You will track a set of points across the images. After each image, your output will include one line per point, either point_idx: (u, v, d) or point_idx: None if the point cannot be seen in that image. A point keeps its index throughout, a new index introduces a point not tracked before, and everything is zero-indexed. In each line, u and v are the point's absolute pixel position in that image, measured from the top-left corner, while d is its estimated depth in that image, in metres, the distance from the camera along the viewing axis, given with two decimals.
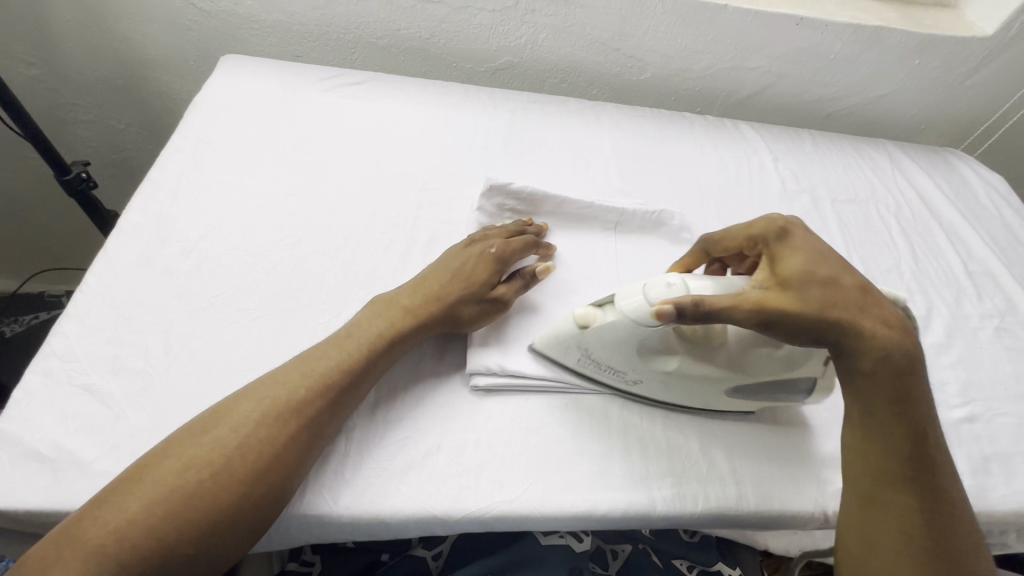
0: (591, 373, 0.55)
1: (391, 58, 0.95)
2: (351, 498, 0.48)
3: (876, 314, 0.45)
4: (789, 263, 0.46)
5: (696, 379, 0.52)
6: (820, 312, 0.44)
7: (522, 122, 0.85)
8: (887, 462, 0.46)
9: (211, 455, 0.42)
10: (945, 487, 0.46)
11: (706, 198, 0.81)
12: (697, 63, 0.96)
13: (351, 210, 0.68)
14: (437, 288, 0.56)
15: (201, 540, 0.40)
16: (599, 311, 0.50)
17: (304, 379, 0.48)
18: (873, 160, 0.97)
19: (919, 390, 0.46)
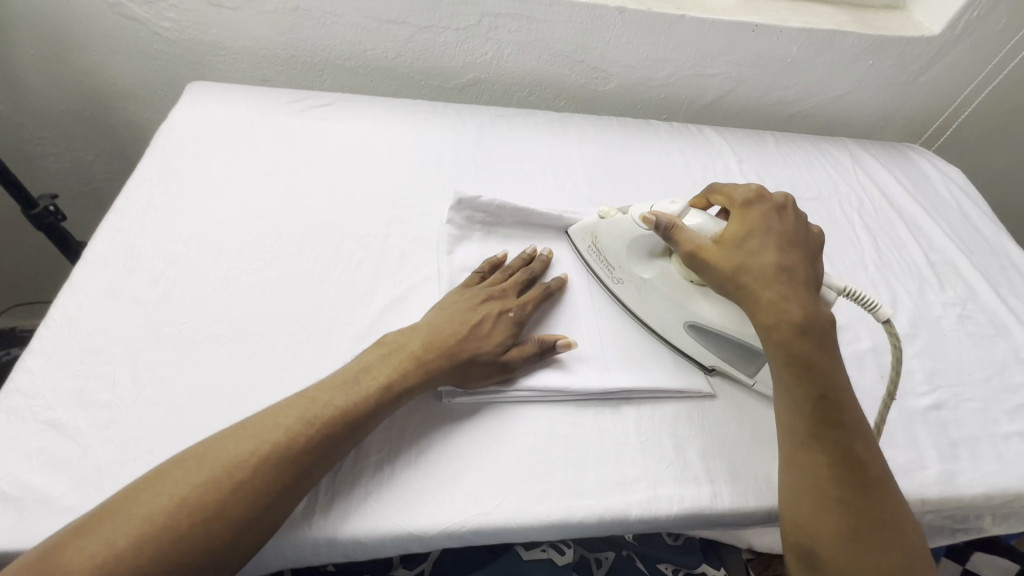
0: (597, 259, 0.66)
1: (359, 79, 0.96)
2: (329, 521, 0.48)
3: (785, 288, 0.50)
4: (738, 225, 0.54)
5: (663, 289, 0.60)
6: (734, 270, 0.51)
7: (491, 137, 0.87)
8: (797, 421, 0.49)
9: (202, 488, 0.41)
10: (857, 440, 0.49)
11: (673, 202, 0.83)
12: (659, 72, 0.99)
13: (321, 231, 0.68)
14: (453, 339, 0.55)
15: (190, 556, 0.39)
16: (619, 212, 0.63)
17: (304, 419, 0.47)
18: (834, 158, 0.99)
19: (823, 349, 0.49)
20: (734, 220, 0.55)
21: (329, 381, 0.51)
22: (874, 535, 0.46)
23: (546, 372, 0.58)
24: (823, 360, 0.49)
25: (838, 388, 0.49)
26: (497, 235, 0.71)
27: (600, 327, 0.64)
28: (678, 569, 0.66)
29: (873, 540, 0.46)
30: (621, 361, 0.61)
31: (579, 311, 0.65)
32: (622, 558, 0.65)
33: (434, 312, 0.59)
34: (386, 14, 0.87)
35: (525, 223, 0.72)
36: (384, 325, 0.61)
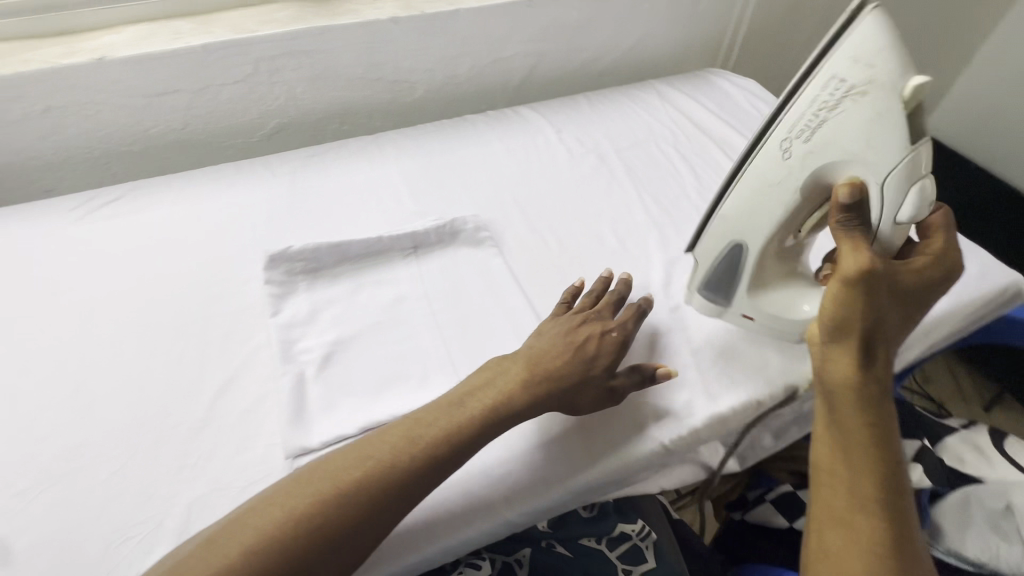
0: (815, 93, 0.52)
1: (155, 159, 0.90)
2: None
3: (888, 350, 0.51)
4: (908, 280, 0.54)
5: (768, 198, 0.57)
6: (874, 307, 0.50)
7: (306, 179, 0.84)
8: (859, 487, 0.47)
9: (293, 522, 0.44)
10: (912, 523, 0.46)
11: (501, 189, 0.84)
12: (459, 68, 1.00)
13: (132, 336, 0.63)
14: (562, 366, 0.56)
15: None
16: (909, 98, 0.49)
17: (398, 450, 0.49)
18: (645, 102, 1.05)
19: (891, 422, 0.49)
20: (909, 274, 0.54)
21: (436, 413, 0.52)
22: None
23: (397, 401, 0.57)
24: (888, 430, 0.49)
25: (900, 465, 0.48)
26: (325, 279, 0.68)
27: (448, 337, 0.64)
28: (600, 538, 0.68)
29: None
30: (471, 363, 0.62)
31: (421, 327, 0.64)
32: (542, 549, 0.66)
33: (565, 330, 0.60)
34: (153, 88, 0.82)
35: (349, 258, 0.70)
36: (216, 413, 0.57)
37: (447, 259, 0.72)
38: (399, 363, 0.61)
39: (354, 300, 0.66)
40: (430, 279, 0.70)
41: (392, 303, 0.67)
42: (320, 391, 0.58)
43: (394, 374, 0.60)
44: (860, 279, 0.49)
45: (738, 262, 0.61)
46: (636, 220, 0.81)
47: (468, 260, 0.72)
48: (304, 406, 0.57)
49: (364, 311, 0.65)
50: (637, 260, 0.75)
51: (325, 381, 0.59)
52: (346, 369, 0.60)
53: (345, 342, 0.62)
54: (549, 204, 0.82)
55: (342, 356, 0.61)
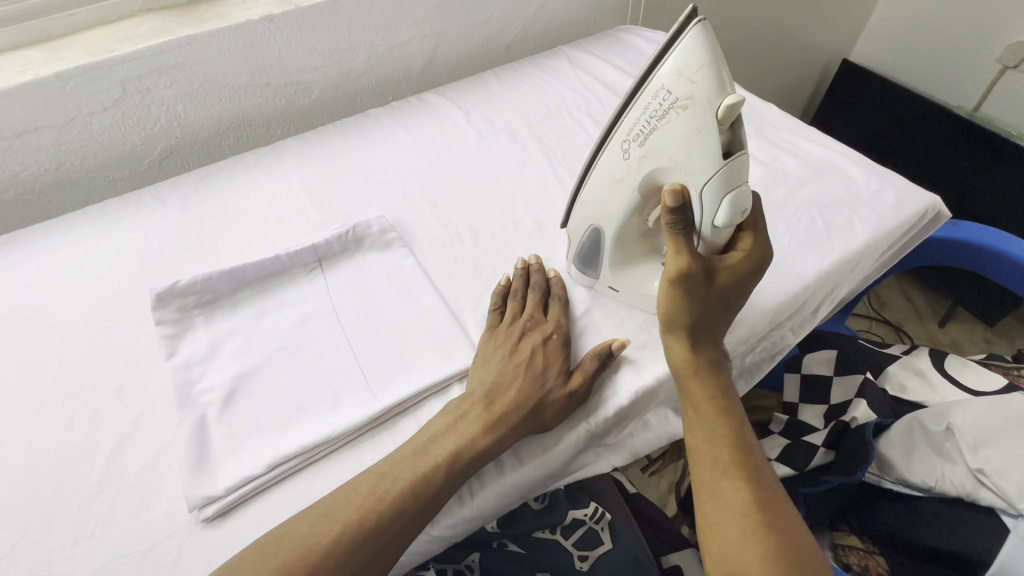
0: (645, 101, 0.45)
1: (34, 204, 0.83)
2: None
3: (717, 341, 0.53)
4: (729, 277, 0.51)
5: (613, 193, 0.52)
6: (696, 309, 0.51)
7: (200, 203, 0.78)
8: (718, 455, 0.49)
9: None
10: (766, 478, 0.48)
11: (410, 184, 0.80)
12: (354, 60, 0.94)
13: (14, 404, 0.58)
14: (508, 397, 0.54)
15: None
16: (722, 116, 0.42)
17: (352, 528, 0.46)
18: (555, 69, 1.01)
19: (732, 392, 0.53)
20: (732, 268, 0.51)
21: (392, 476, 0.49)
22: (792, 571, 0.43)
23: (307, 427, 0.54)
24: (731, 403, 0.52)
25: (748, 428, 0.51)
26: (224, 309, 0.64)
27: (359, 350, 0.60)
28: (553, 528, 0.66)
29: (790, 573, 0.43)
30: (384, 375, 0.58)
31: (330, 346, 0.61)
32: (494, 551, 0.64)
33: (497, 356, 0.57)
34: (10, 128, 0.75)
35: (247, 284, 0.65)
36: (114, 474, 0.53)
37: (354, 267, 0.68)
38: (308, 389, 0.57)
39: (256, 328, 0.62)
40: (338, 292, 0.66)
41: (297, 325, 0.63)
42: (224, 433, 0.54)
43: (303, 401, 0.56)
44: (684, 281, 0.49)
45: (596, 245, 0.58)
46: (552, 196, 0.78)
47: (377, 265, 0.69)
48: (208, 453, 0.53)
49: (267, 338, 0.61)
50: (555, 237, 0.72)
51: (229, 422, 0.55)
52: (252, 404, 0.56)
53: (248, 374, 0.58)
54: (461, 192, 0.79)
55: (247, 389, 0.57)
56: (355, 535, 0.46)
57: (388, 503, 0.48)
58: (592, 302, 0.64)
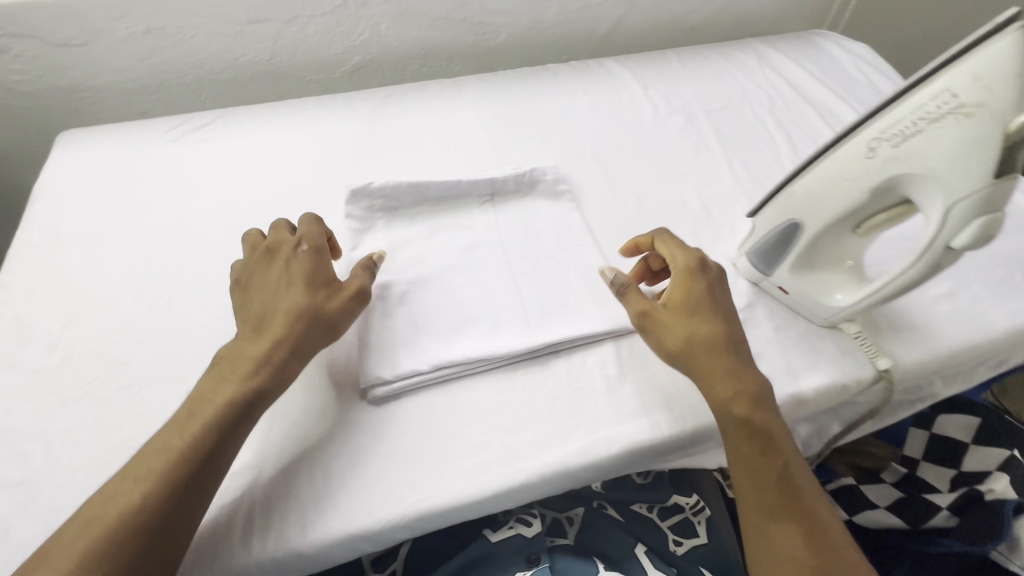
0: (919, 100, 0.44)
1: (240, 88, 0.92)
2: (269, 540, 0.47)
3: (746, 373, 0.52)
4: (684, 299, 0.55)
5: (838, 190, 0.50)
6: (686, 345, 0.53)
7: (385, 117, 0.83)
8: (769, 503, 0.49)
9: (203, 432, 0.46)
10: (818, 509, 0.49)
11: (581, 143, 0.81)
12: (546, 12, 0.95)
13: (219, 256, 0.66)
14: (284, 300, 0.52)
15: (149, 513, 0.42)
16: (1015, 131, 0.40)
17: (234, 383, 0.48)
18: (740, 61, 0.97)
19: (776, 422, 0.52)
20: (679, 292, 0.55)
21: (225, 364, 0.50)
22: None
23: (470, 342, 0.57)
24: (774, 430, 0.51)
25: (797, 462, 0.51)
26: (401, 219, 0.68)
27: (520, 285, 0.63)
28: (652, 506, 0.68)
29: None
30: (544, 316, 0.60)
31: (496, 277, 0.64)
32: (593, 509, 0.66)
33: (241, 294, 0.54)
34: (245, 15, 0.82)
35: (426, 201, 0.69)
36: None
37: (522, 209, 0.71)
38: (473, 310, 0.61)
39: (430, 243, 0.66)
40: (506, 229, 0.68)
41: (467, 248, 0.66)
42: (395, 327, 0.58)
43: (469, 319, 0.60)
44: (647, 319, 0.55)
45: (787, 239, 0.57)
46: (722, 186, 0.76)
47: (544, 212, 0.71)
48: (380, 339, 0.57)
49: (440, 254, 0.65)
50: (722, 226, 0.71)
51: (401, 320, 0.59)
52: (422, 308, 0.60)
53: (421, 282, 0.63)
54: (630, 162, 0.79)
55: (419, 294, 0.62)
56: (229, 394, 0.47)
57: (233, 379, 0.48)
58: (754, 298, 0.63)
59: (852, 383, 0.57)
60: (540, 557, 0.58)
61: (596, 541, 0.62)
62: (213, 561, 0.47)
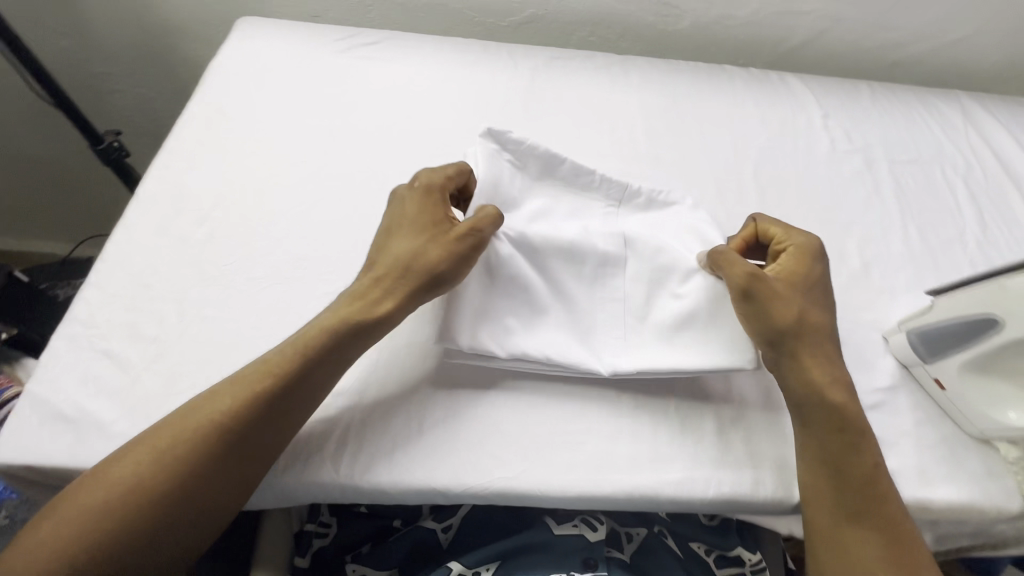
0: None
1: (409, 14, 0.91)
2: (350, 466, 0.48)
3: (839, 360, 0.51)
4: (796, 277, 0.52)
5: None
6: (798, 319, 0.50)
7: (546, 80, 0.80)
8: (846, 500, 0.47)
9: (295, 359, 0.46)
10: (902, 517, 0.46)
11: (743, 159, 0.75)
12: (741, 8, 0.87)
13: (362, 177, 0.66)
14: (400, 242, 0.51)
15: (227, 423, 0.43)
16: None
17: (337, 318, 0.48)
18: (942, 113, 0.86)
19: (863, 418, 0.49)
20: (792, 263, 0.53)
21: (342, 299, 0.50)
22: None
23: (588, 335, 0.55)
24: (863, 426, 0.49)
25: (881, 465, 0.48)
26: None
27: None
28: (711, 551, 0.64)
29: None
30: (645, 336, 0.55)
31: (604, 279, 0.56)
32: (654, 534, 0.63)
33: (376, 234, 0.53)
34: None
35: (551, 175, 0.59)
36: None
37: (651, 220, 0.60)
38: (569, 306, 0.55)
39: (544, 215, 0.58)
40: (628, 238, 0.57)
41: (581, 233, 0.57)
42: (479, 293, 0.53)
43: (560, 313, 0.55)
44: (754, 289, 0.50)
45: (975, 334, 0.51)
46: (890, 248, 0.68)
47: (674, 230, 0.59)
48: (463, 301, 0.52)
49: (549, 230, 0.56)
50: (881, 292, 0.64)
51: (490, 287, 0.53)
52: (518, 280, 0.54)
53: (523, 250, 0.54)
54: (793, 194, 0.72)
55: (516, 263, 0.54)
56: (328, 327, 0.48)
57: (337, 316, 0.48)
58: (899, 381, 0.57)
59: (992, 510, 0.51)
60: (597, 564, 0.56)
61: (651, 568, 0.60)
62: (294, 470, 0.48)
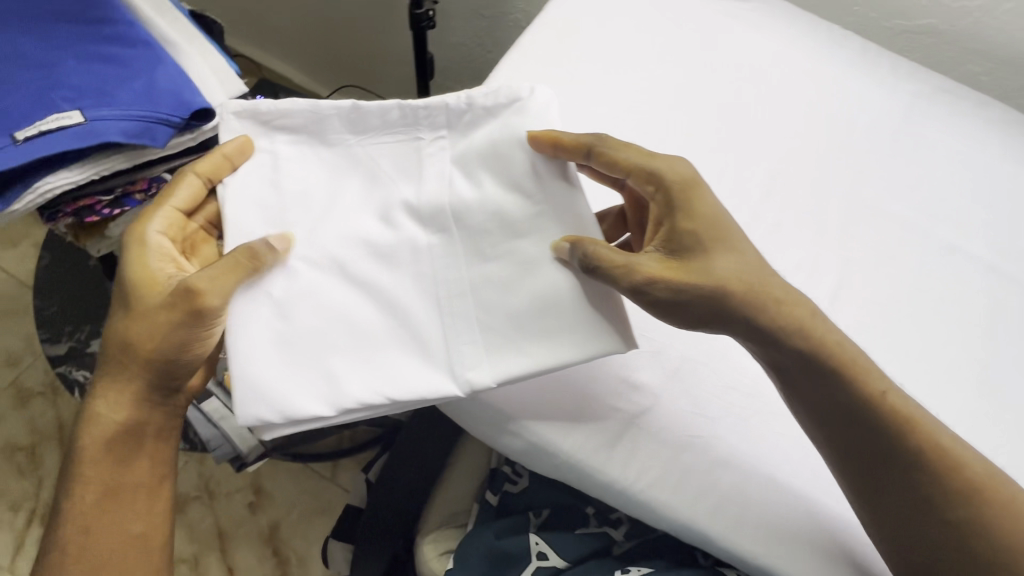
0: None
1: None
2: (590, 447, 0.45)
3: (789, 304, 0.42)
4: (695, 233, 0.43)
5: None
6: (716, 296, 0.42)
7: (928, 114, 0.65)
8: (897, 470, 0.42)
9: (117, 422, 0.49)
10: (961, 459, 0.42)
11: None
12: None
13: (701, 156, 0.59)
14: (139, 321, 0.47)
15: (103, 480, 0.49)
16: None
17: (128, 388, 0.49)
18: None
19: (856, 348, 0.43)
20: (682, 215, 0.43)
21: (120, 312, 0.48)
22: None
23: None
24: (861, 362, 0.43)
25: (898, 391, 0.43)
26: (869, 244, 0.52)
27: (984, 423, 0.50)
28: None
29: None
30: (510, 343, 0.44)
31: (430, 263, 0.46)
32: None
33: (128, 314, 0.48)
34: None
35: (316, 134, 0.48)
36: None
37: (488, 157, 0.46)
38: (397, 318, 0.46)
39: (344, 199, 0.48)
40: (456, 201, 0.46)
41: (376, 215, 0.47)
42: (271, 337, 0.45)
43: (387, 326, 0.46)
44: (657, 290, 0.41)
45: None
46: None
47: (508, 173, 0.45)
48: (256, 357, 0.44)
49: (341, 227, 0.47)
50: None
51: (283, 315, 0.45)
52: (314, 307, 0.46)
53: (331, 271, 0.46)
54: None
55: (319, 296, 0.46)
56: (119, 402, 0.49)
57: (132, 386, 0.49)
58: None
59: None
60: None
61: None
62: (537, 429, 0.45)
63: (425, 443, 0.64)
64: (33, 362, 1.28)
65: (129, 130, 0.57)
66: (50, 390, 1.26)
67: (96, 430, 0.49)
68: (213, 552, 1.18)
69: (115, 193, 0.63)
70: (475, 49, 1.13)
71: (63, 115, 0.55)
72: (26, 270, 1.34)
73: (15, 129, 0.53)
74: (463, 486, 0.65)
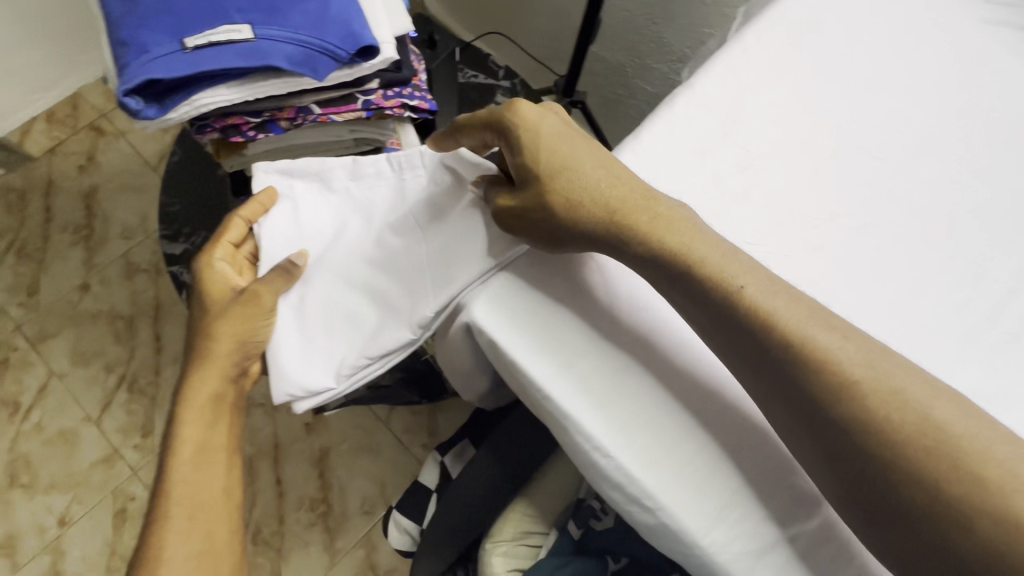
0: None
1: None
2: (732, 550, 0.38)
3: (609, 196, 0.41)
4: (554, 162, 0.42)
5: None
6: (563, 214, 0.41)
7: None
8: (782, 393, 0.37)
9: (212, 396, 0.50)
10: (831, 356, 0.35)
11: None
12: None
13: (936, 224, 0.47)
14: (225, 316, 0.48)
15: (206, 456, 0.49)
16: None
17: (219, 367, 0.50)
18: None
19: (712, 249, 0.39)
20: (541, 146, 0.42)
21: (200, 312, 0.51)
22: (978, 492, 0.31)
23: None
24: (693, 242, 0.39)
25: (762, 289, 0.38)
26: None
27: None
28: None
29: (955, 489, 0.32)
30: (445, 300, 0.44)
31: (406, 262, 0.46)
32: None
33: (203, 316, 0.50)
34: None
35: (325, 182, 0.53)
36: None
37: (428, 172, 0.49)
38: (383, 306, 0.46)
39: (347, 234, 0.50)
40: (426, 222, 0.47)
41: (367, 237, 0.49)
42: (295, 334, 0.48)
43: (377, 317, 0.46)
44: (520, 223, 0.42)
45: None
46: None
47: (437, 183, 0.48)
48: (281, 347, 0.47)
49: (343, 248, 0.49)
50: None
51: (302, 314, 0.48)
52: (324, 307, 0.48)
53: (329, 275, 0.48)
54: None
55: (322, 295, 0.48)
56: (213, 380, 0.49)
57: (221, 365, 0.49)
58: None
59: None
60: None
61: None
62: (675, 514, 0.39)
63: (513, 457, 0.57)
64: (144, 240, 1.35)
65: (294, 56, 0.52)
66: (154, 270, 1.34)
67: (189, 410, 0.49)
68: (265, 459, 1.24)
69: (263, 116, 0.60)
70: (642, 18, 1.02)
71: (233, 28, 0.51)
72: (152, 151, 1.41)
73: (185, 35, 0.50)
74: (545, 510, 0.60)
